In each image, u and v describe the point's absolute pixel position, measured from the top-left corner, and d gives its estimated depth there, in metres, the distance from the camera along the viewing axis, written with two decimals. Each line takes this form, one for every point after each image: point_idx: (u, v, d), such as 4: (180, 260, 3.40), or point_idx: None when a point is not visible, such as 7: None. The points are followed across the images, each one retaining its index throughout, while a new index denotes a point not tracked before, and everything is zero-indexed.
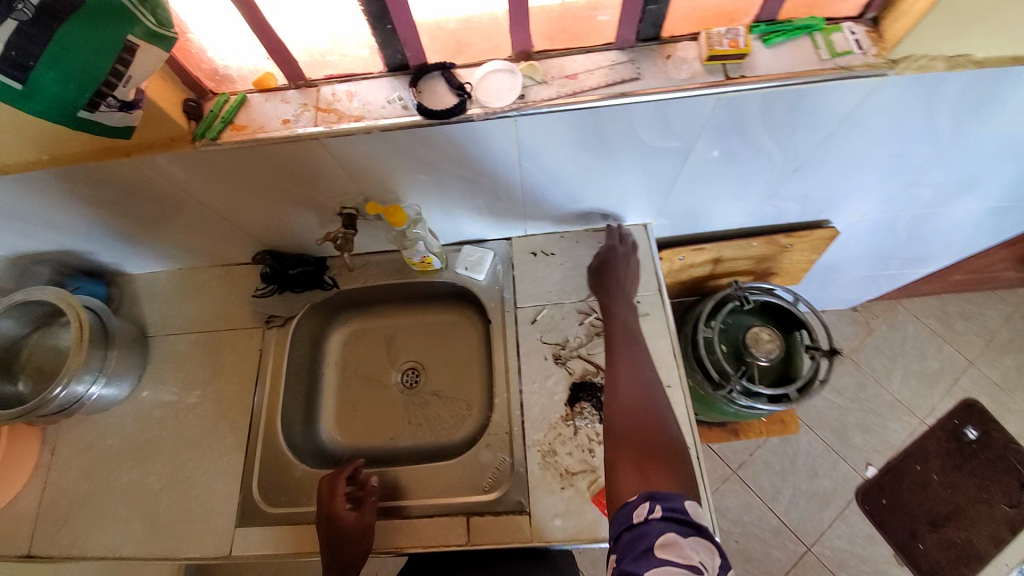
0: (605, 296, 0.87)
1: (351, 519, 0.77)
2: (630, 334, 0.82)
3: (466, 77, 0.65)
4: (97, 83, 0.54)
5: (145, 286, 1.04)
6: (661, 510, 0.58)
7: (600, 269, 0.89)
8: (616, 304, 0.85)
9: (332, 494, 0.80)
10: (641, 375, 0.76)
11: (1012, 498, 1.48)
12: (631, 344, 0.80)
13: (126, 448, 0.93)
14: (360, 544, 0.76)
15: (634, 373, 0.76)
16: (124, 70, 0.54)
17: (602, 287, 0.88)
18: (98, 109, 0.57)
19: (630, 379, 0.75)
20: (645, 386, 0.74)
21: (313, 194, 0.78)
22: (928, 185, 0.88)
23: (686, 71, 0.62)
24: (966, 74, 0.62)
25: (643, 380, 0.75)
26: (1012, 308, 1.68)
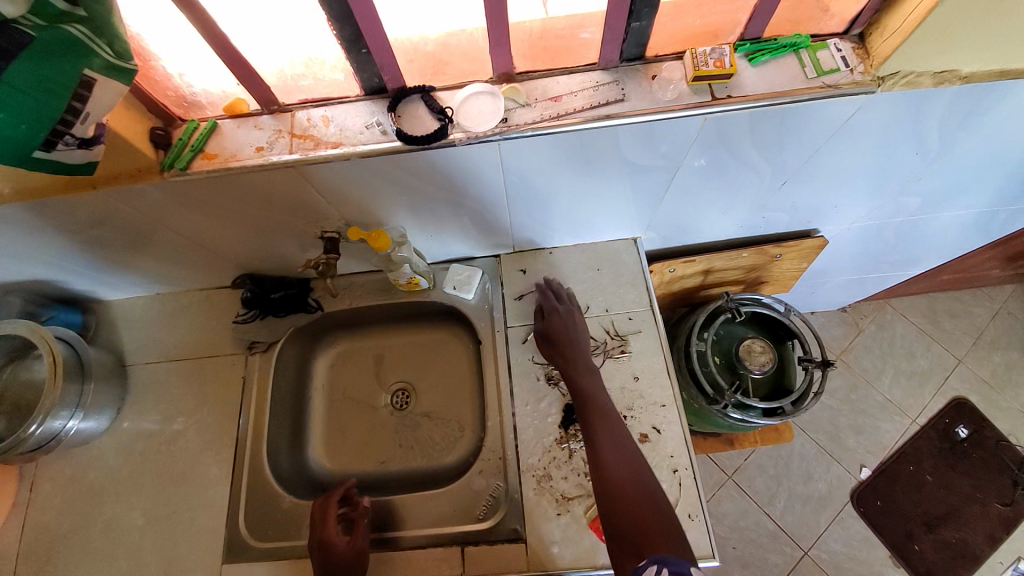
0: (562, 360, 0.81)
1: (343, 545, 0.75)
2: (597, 401, 0.76)
3: (447, 100, 0.63)
4: (53, 121, 0.51)
5: (122, 312, 1.01)
6: (669, 574, 0.59)
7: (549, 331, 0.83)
8: (573, 368, 0.79)
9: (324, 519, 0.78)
10: (620, 445, 0.72)
11: (1005, 496, 1.49)
12: (601, 409, 0.75)
13: (104, 483, 0.89)
14: (351, 572, 0.73)
15: (612, 447, 0.72)
16: (80, 107, 0.52)
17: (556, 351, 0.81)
18: (54, 148, 0.54)
19: (610, 452, 0.71)
20: (626, 455, 0.71)
21: (294, 219, 0.76)
22: (915, 194, 0.88)
23: (672, 91, 0.61)
24: (954, 89, 0.62)
25: (620, 451, 0.72)
26: (997, 305, 1.70)
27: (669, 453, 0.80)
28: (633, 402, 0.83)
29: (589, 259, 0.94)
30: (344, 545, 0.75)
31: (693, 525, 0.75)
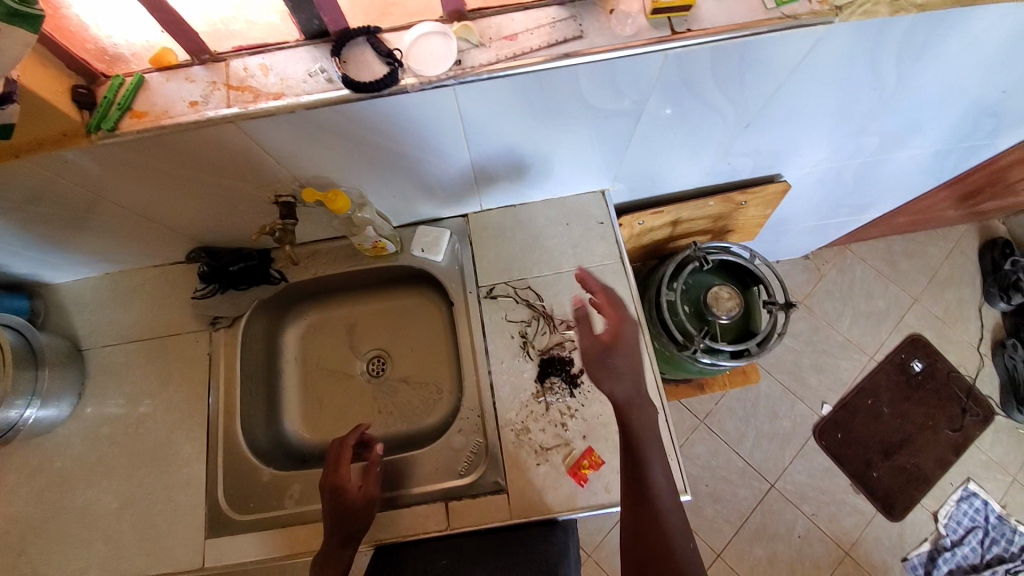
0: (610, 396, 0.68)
1: (355, 490, 0.74)
2: (644, 429, 0.69)
3: (395, 43, 0.59)
4: None
5: (72, 295, 0.95)
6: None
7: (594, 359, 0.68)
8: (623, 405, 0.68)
9: (339, 462, 0.77)
10: (658, 473, 0.68)
11: (954, 422, 1.61)
12: (648, 432, 0.69)
13: (74, 468, 0.87)
14: (358, 518, 0.73)
15: (653, 475, 0.68)
16: None
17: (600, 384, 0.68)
18: None
19: (649, 482, 0.68)
20: (662, 488, 0.68)
21: (243, 183, 0.72)
22: (874, 132, 0.89)
23: (631, 26, 0.59)
24: (910, 18, 0.61)
25: (659, 484, 0.68)
26: (949, 245, 1.78)
27: None
28: None
29: (559, 214, 0.93)
30: (357, 492, 0.74)
31: None
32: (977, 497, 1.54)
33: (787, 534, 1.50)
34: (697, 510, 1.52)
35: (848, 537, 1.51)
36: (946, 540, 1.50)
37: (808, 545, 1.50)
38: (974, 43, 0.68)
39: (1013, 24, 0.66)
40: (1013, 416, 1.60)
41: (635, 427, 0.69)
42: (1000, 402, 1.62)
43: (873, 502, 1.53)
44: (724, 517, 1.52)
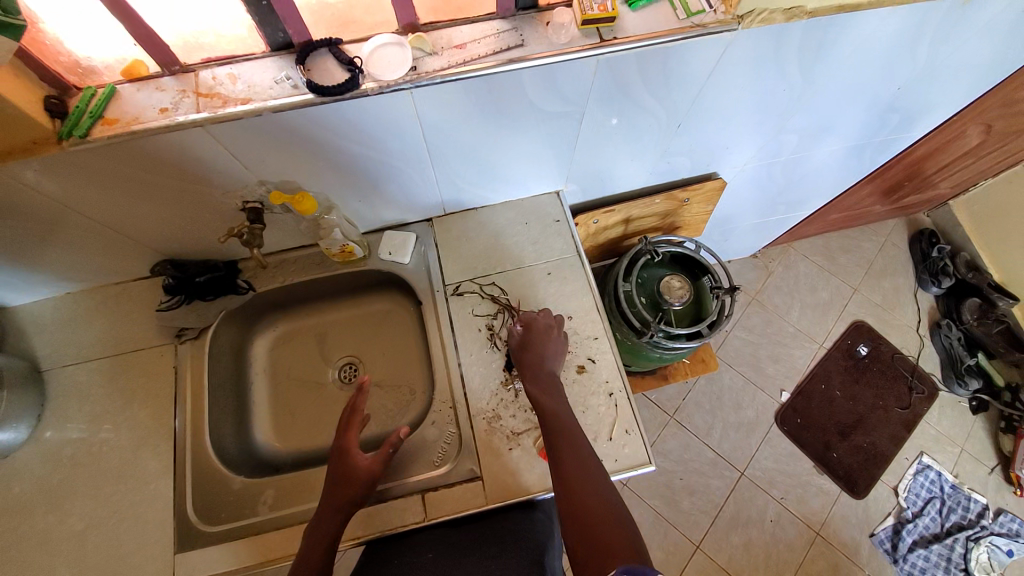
0: (532, 382, 0.81)
1: (360, 458, 0.77)
2: (565, 421, 0.76)
3: (356, 53, 0.65)
4: None
5: (30, 317, 0.93)
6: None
7: (524, 346, 0.85)
8: (540, 390, 0.80)
9: (349, 430, 0.81)
10: (586, 464, 0.72)
11: (903, 401, 1.73)
12: (567, 427, 0.76)
13: (31, 494, 0.82)
14: (354, 486, 0.75)
15: (579, 465, 0.71)
16: None
17: (524, 370, 0.82)
18: None
19: (577, 473, 0.71)
20: (592, 478, 0.70)
21: (210, 189, 0.75)
22: (792, 130, 1.00)
23: (565, 35, 0.67)
24: (803, 23, 0.72)
25: (587, 474, 0.71)
26: (881, 238, 1.95)
27: (604, 378, 0.87)
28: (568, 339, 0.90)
29: (518, 214, 1.00)
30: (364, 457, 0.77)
31: (630, 438, 0.83)
32: (931, 469, 1.64)
33: (761, 520, 1.55)
34: (674, 503, 1.56)
35: (818, 517, 1.57)
36: (908, 512, 1.58)
37: (781, 528, 1.55)
38: (859, 47, 0.80)
39: (889, 29, 0.78)
40: (954, 391, 1.72)
41: (556, 418, 0.77)
42: (942, 379, 1.75)
43: (836, 481, 1.61)
44: (700, 509, 1.56)
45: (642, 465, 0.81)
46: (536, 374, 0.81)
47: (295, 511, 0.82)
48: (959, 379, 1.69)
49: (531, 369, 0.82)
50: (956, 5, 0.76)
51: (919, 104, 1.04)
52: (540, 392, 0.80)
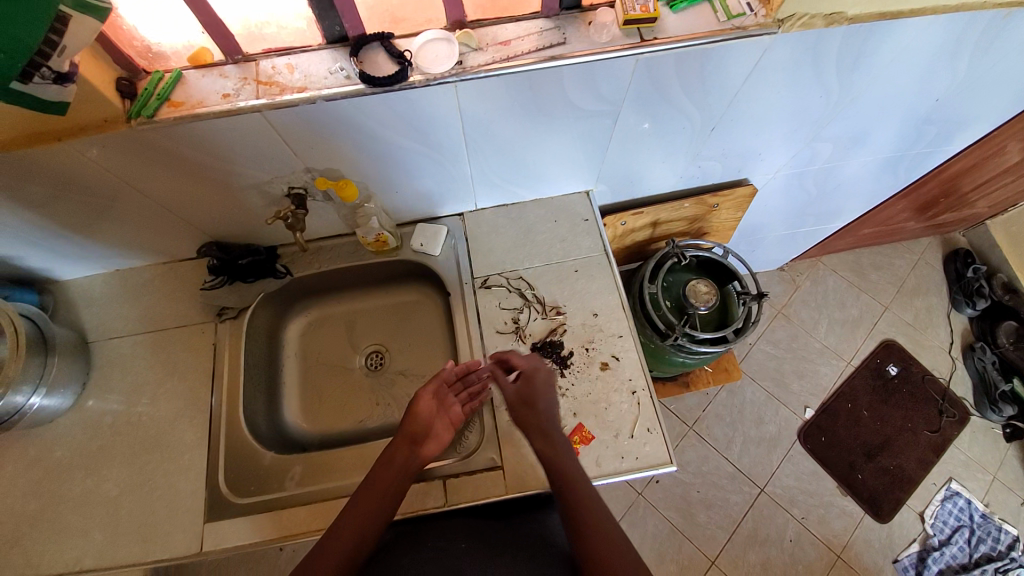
0: (540, 438, 0.78)
1: (426, 397, 0.81)
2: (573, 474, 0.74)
3: (406, 46, 0.68)
4: (31, 52, 0.53)
5: (82, 292, 0.98)
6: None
7: (522, 402, 0.81)
8: (547, 443, 0.77)
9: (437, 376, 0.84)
10: (604, 527, 0.71)
11: (932, 424, 1.67)
12: (582, 484, 0.74)
13: (73, 458, 0.86)
14: (414, 421, 0.79)
15: (599, 529, 0.70)
16: (58, 39, 0.53)
17: (533, 426, 0.79)
18: (30, 81, 0.56)
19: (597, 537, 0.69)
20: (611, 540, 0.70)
21: (260, 174, 0.79)
22: (827, 138, 1.00)
23: (606, 35, 0.69)
24: (843, 29, 0.72)
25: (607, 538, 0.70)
26: (915, 256, 1.90)
27: (627, 376, 0.87)
28: (594, 335, 0.90)
29: (548, 212, 1.01)
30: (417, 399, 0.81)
31: (651, 438, 0.83)
32: (960, 497, 1.58)
33: (779, 539, 1.52)
34: (689, 516, 1.53)
35: (839, 540, 1.52)
36: (934, 540, 1.52)
37: (800, 549, 1.51)
38: (900, 55, 0.80)
39: (931, 37, 0.77)
40: (987, 416, 1.66)
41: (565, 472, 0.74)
42: (975, 404, 1.69)
43: (860, 504, 1.56)
44: (716, 523, 1.53)
45: (662, 465, 0.81)
46: (542, 432, 0.78)
47: (321, 488, 0.85)
48: (993, 405, 1.63)
49: (538, 426, 0.79)
50: (1000, 16, 0.75)
51: (959, 117, 1.02)
52: (548, 448, 0.77)
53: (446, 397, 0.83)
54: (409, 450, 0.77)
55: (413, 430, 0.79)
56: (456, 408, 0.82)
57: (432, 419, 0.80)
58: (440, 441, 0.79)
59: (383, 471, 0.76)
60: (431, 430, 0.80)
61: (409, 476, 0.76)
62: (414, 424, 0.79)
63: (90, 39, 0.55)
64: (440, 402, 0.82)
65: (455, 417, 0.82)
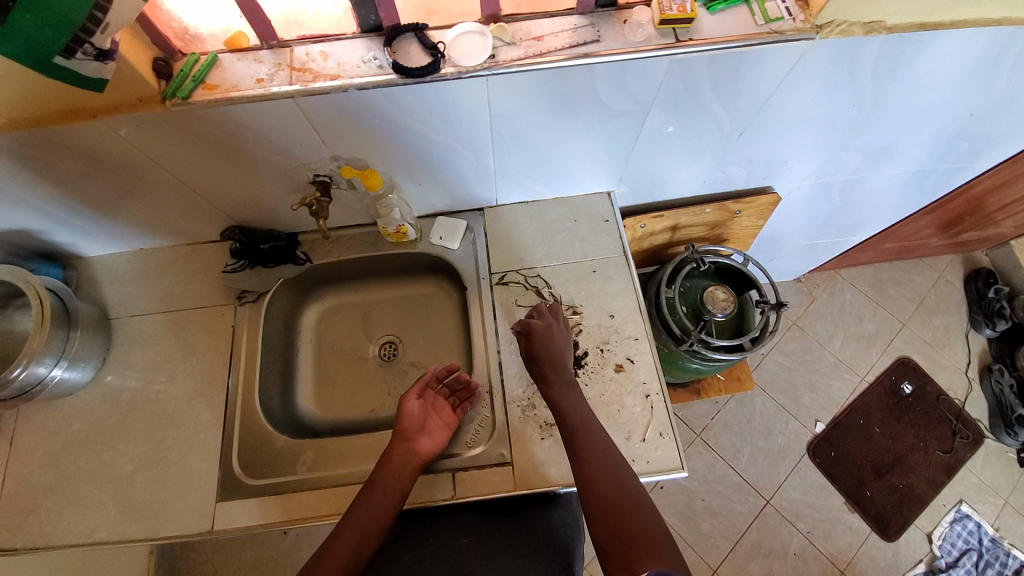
0: (548, 380, 0.82)
1: (415, 398, 0.84)
2: (585, 424, 0.76)
3: (439, 38, 0.68)
4: (75, 28, 0.53)
5: (106, 269, 1.00)
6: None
7: (529, 355, 0.84)
8: (558, 387, 0.81)
9: (420, 380, 0.88)
10: (619, 480, 0.70)
11: (946, 445, 1.64)
12: (597, 436, 0.75)
13: (91, 432, 0.87)
14: (407, 421, 0.81)
15: (613, 480, 0.70)
16: (101, 16, 0.54)
17: (541, 371, 0.82)
18: (73, 56, 0.57)
19: (610, 488, 0.69)
20: (626, 494, 0.69)
21: (286, 160, 0.80)
22: (856, 149, 0.98)
23: (641, 34, 0.68)
24: (882, 38, 0.71)
25: (621, 491, 0.69)
26: (935, 273, 1.87)
27: (642, 379, 0.87)
28: (610, 337, 0.90)
29: (568, 211, 1.01)
30: (407, 399, 0.84)
31: (663, 442, 0.82)
32: (970, 520, 1.55)
33: (782, 552, 1.50)
34: (693, 523, 1.52)
35: (843, 556, 1.51)
36: (941, 562, 1.50)
37: (804, 563, 1.49)
38: (938, 67, 0.78)
39: (971, 50, 0.76)
40: (1003, 440, 1.63)
41: (574, 415, 0.77)
42: (990, 427, 1.65)
43: (867, 521, 1.54)
44: (719, 532, 1.52)
45: (674, 471, 0.80)
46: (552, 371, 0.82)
47: (332, 474, 0.85)
48: (1008, 429, 1.60)
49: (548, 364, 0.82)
50: None
51: (994, 133, 1.00)
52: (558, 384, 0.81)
53: (435, 398, 0.86)
54: (405, 448, 0.78)
55: (407, 429, 0.80)
56: (446, 409, 0.86)
57: (424, 418, 0.83)
58: (435, 439, 0.81)
59: (381, 471, 0.76)
60: (425, 428, 0.82)
61: (408, 474, 0.77)
62: (407, 423, 0.81)
63: (132, 17, 0.56)
64: (430, 404, 0.85)
65: (447, 417, 0.85)
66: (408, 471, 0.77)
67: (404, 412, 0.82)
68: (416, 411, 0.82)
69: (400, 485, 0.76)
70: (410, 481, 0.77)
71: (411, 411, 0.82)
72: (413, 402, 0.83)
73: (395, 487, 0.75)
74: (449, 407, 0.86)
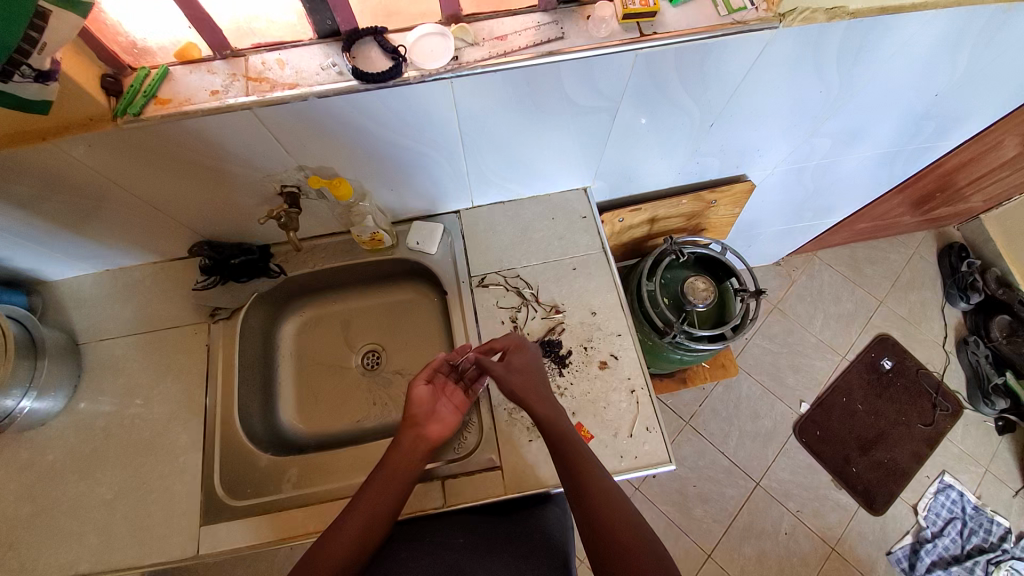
0: (539, 406, 0.75)
1: (422, 387, 0.80)
2: (581, 455, 0.71)
3: (399, 41, 0.67)
4: (10, 50, 0.51)
5: (71, 292, 0.97)
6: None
7: (519, 370, 0.78)
8: (549, 413, 0.75)
9: (427, 364, 0.83)
10: (626, 517, 0.68)
11: (926, 417, 1.68)
12: (595, 472, 0.70)
13: (65, 462, 0.85)
14: (419, 407, 0.79)
15: (617, 515, 0.67)
16: (38, 36, 0.52)
17: (523, 398, 0.75)
18: (11, 79, 0.54)
19: (618, 524, 0.67)
20: (635, 532, 0.67)
21: (252, 173, 0.78)
22: (825, 134, 0.99)
23: (605, 29, 0.68)
24: (844, 24, 0.71)
25: (637, 540, 0.66)
26: (910, 250, 1.90)
27: (626, 375, 0.87)
28: (592, 334, 0.90)
29: (545, 209, 1.00)
30: (416, 384, 0.80)
31: (650, 436, 0.82)
32: (953, 489, 1.60)
33: (775, 532, 1.53)
34: (686, 510, 1.54)
35: (833, 532, 1.54)
36: (927, 531, 1.54)
37: (795, 542, 1.52)
38: (901, 49, 0.79)
39: (930, 34, 0.77)
40: (980, 409, 1.67)
41: (568, 442, 0.72)
42: (968, 398, 1.70)
43: (854, 496, 1.57)
44: (712, 517, 1.54)
45: (662, 464, 0.80)
46: (545, 399, 0.76)
47: (318, 490, 0.84)
48: (985, 398, 1.65)
49: (543, 393, 0.77)
50: (1001, 10, 0.74)
51: (959, 111, 1.01)
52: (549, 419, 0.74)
53: (445, 383, 0.83)
54: (415, 434, 0.76)
55: (415, 415, 0.78)
56: (457, 393, 0.83)
57: (434, 403, 0.80)
58: (445, 424, 0.79)
59: (388, 458, 0.75)
60: (434, 413, 0.80)
61: (417, 460, 0.75)
62: (416, 409, 0.78)
63: (72, 36, 0.54)
64: (439, 389, 0.82)
65: (457, 400, 0.83)
66: (417, 458, 0.75)
67: (413, 397, 0.79)
68: (426, 397, 0.79)
69: (410, 471, 0.74)
70: (419, 466, 0.75)
71: (420, 397, 0.79)
72: (423, 387, 0.80)
73: (405, 471, 0.74)
74: (459, 391, 0.83)
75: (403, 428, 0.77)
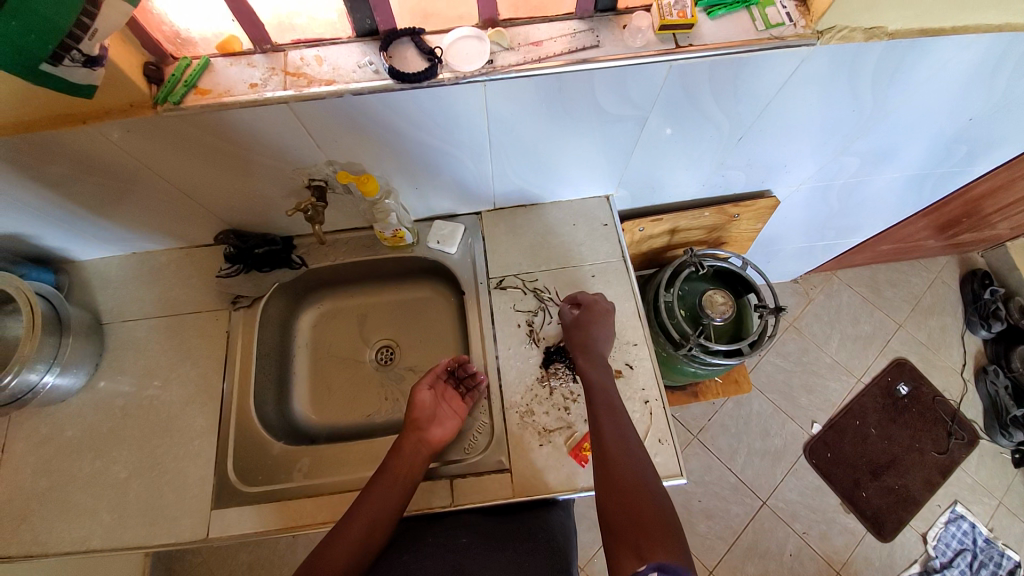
0: (581, 356, 0.82)
1: (424, 392, 0.84)
2: (610, 402, 0.77)
3: (436, 43, 0.68)
4: (62, 35, 0.53)
5: (98, 273, 0.99)
6: None
7: (577, 325, 0.85)
8: (589, 364, 0.81)
9: (428, 372, 0.87)
10: (639, 477, 0.68)
11: (941, 445, 1.65)
12: (617, 418, 0.75)
13: (83, 439, 0.86)
14: (421, 411, 0.82)
15: (633, 474, 0.68)
16: (90, 22, 0.53)
17: (578, 346, 0.83)
18: (61, 63, 0.56)
19: (630, 481, 0.67)
20: (642, 482, 0.68)
21: (281, 166, 0.79)
22: (855, 153, 0.98)
23: (641, 39, 0.68)
24: (883, 45, 0.70)
25: (640, 485, 0.67)
26: (932, 274, 1.87)
27: (640, 385, 0.86)
28: None
29: (566, 215, 1.00)
30: (419, 390, 0.84)
31: (662, 448, 0.82)
32: (965, 520, 1.56)
33: (779, 552, 1.51)
34: (689, 525, 1.53)
35: (839, 556, 1.51)
36: (936, 562, 1.51)
37: (799, 564, 1.50)
38: (940, 72, 0.77)
39: (969, 58, 0.76)
40: (997, 441, 1.63)
41: (603, 392, 0.78)
42: (985, 428, 1.66)
43: (862, 521, 1.55)
44: (716, 533, 1.52)
45: (672, 477, 0.80)
46: (591, 353, 0.82)
47: (328, 482, 0.84)
48: (1003, 430, 1.60)
49: (594, 349, 0.82)
50: None
51: (993, 137, 0.99)
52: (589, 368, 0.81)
53: (446, 389, 0.87)
54: (417, 437, 0.79)
55: (418, 418, 0.81)
56: (457, 399, 0.87)
57: (435, 407, 0.84)
58: (446, 427, 0.82)
59: (392, 460, 0.76)
60: (436, 417, 0.83)
61: (420, 463, 0.77)
62: (418, 413, 0.82)
63: (120, 24, 0.55)
64: (440, 395, 0.86)
65: (457, 406, 0.86)
66: (420, 461, 0.77)
67: (416, 402, 0.83)
68: (428, 402, 0.83)
69: (413, 473, 0.76)
70: (422, 469, 0.77)
71: (422, 401, 0.83)
72: (425, 392, 0.84)
73: (408, 474, 0.75)
74: (459, 397, 0.87)
75: (405, 432, 0.80)
